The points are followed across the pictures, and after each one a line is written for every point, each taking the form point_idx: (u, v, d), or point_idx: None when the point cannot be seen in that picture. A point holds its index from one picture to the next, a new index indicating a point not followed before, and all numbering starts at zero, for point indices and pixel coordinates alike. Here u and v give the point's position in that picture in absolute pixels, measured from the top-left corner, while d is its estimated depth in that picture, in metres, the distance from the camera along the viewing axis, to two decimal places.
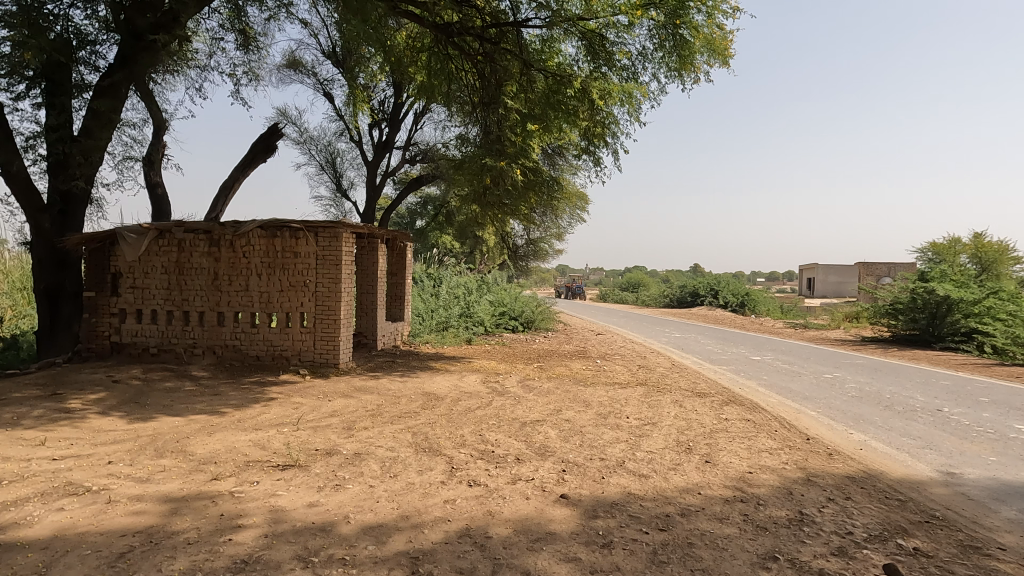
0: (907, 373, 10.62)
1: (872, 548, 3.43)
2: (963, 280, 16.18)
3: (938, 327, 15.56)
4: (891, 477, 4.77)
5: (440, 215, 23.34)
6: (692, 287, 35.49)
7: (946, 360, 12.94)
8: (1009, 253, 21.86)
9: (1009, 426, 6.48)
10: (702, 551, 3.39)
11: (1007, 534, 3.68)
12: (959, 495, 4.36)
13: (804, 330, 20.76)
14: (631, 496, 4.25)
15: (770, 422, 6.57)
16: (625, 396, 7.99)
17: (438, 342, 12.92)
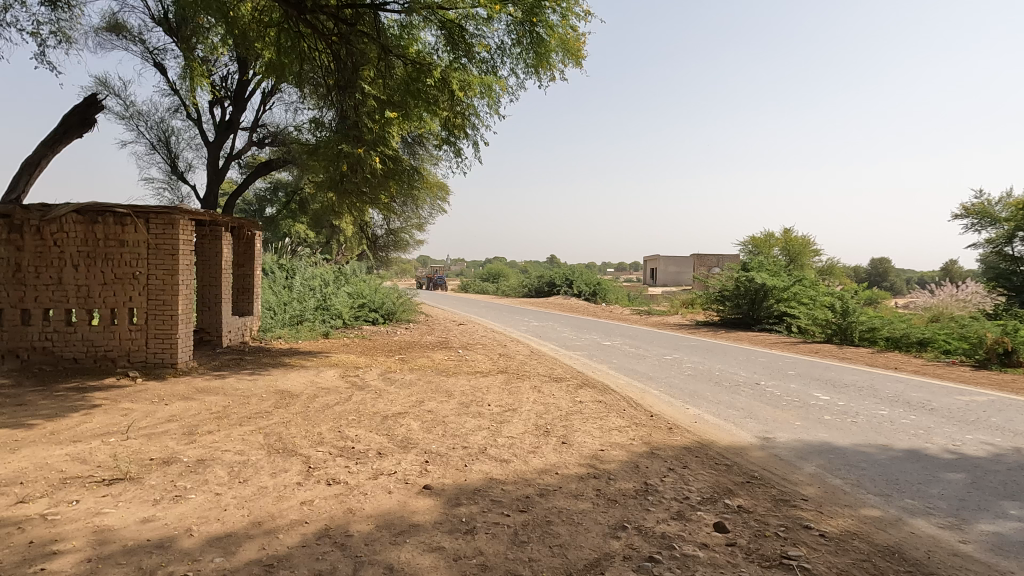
0: (732, 352, 11.99)
1: (704, 509, 3.84)
2: (776, 270, 18.56)
3: (757, 311, 17.74)
4: (720, 445, 5.36)
5: (293, 202, 22.05)
6: (549, 277, 36.96)
7: (763, 340, 14.79)
8: (810, 248, 25.48)
9: (810, 394, 7.57)
10: (559, 528, 3.56)
11: (808, 486, 4.31)
12: (772, 457, 5.02)
13: (648, 316, 22.58)
14: (493, 481, 4.35)
15: (618, 403, 7.07)
16: (486, 384, 8.14)
17: (292, 337, 12.20)
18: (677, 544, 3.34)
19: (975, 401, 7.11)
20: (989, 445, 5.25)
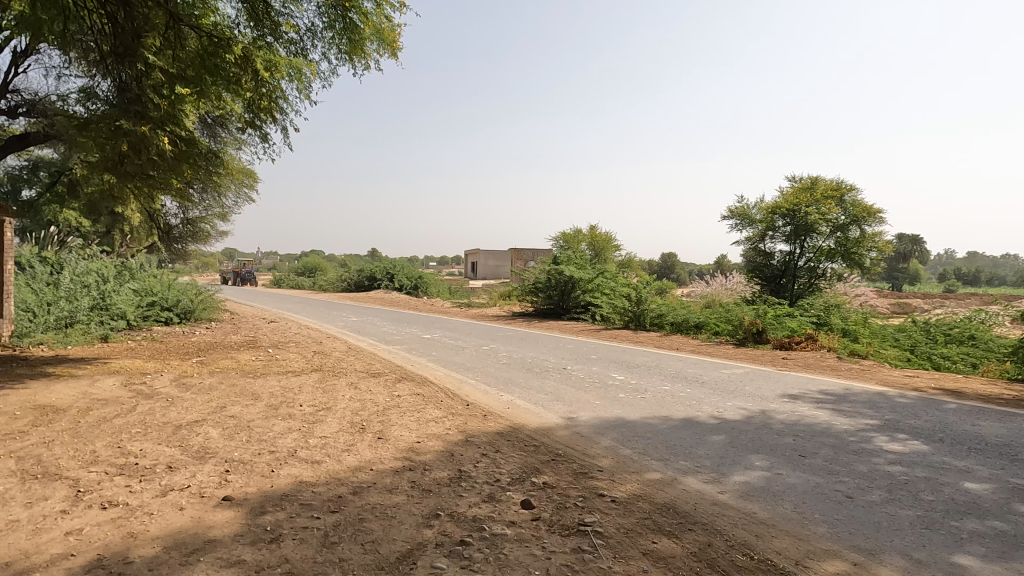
0: (544, 340, 12.82)
1: (513, 489, 4.06)
2: (582, 263, 20.18)
3: (566, 301, 19.15)
4: (529, 427, 5.71)
5: (59, 184, 18.74)
6: (369, 270, 36.05)
7: (571, 328, 16.02)
8: (612, 243, 28.06)
9: (609, 375, 8.38)
10: (372, 524, 3.52)
11: (604, 458, 4.77)
12: (575, 435, 5.48)
13: (469, 309, 23.16)
14: (302, 484, 4.16)
15: (436, 394, 7.17)
16: (298, 384, 7.71)
17: (58, 342, 10.41)
18: (487, 525, 3.49)
19: (735, 374, 8.44)
20: (743, 410, 6.28)
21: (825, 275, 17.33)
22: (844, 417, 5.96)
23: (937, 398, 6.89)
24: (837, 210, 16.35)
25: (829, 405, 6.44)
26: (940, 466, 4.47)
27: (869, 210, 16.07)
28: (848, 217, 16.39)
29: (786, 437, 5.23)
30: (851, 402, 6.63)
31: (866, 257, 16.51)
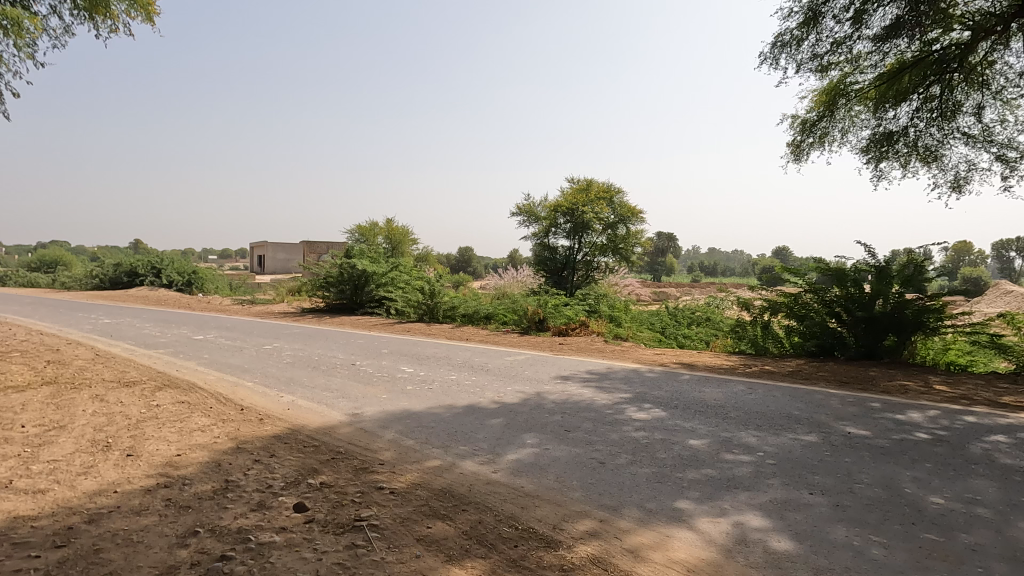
0: (333, 336, 12.36)
1: (286, 494, 3.86)
2: (376, 256, 19.86)
3: (359, 296, 18.69)
4: (310, 428, 5.48)
5: None
6: (129, 265, 31.22)
7: (364, 323, 15.68)
8: (409, 236, 27.96)
9: (398, 368, 8.39)
10: (112, 553, 3.08)
11: (386, 451, 4.77)
12: (358, 431, 5.39)
13: (252, 306, 21.35)
14: (18, 519, 3.47)
15: (205, 401, 6.50)
16: (20, 401, 6.39)
17: None
18: (254, 535, 3.27)
19: (517, 360, 9.04)
20: (521, 393, 6.76)
21: (599, 267, 19.34)
22: (604, 392, 6.76)
23: (676, 371, 8.16)
24: (608, 210, 18.35)
25: (593, 383, 7.25)
26: (672, 428, 5.30)
27: (633, 210, 18.30)
28: (617, 216, 18.49)
29: (555, 415, 5.76)
30: (611, 379, 7.54)
31: (631, 251, 18.80)
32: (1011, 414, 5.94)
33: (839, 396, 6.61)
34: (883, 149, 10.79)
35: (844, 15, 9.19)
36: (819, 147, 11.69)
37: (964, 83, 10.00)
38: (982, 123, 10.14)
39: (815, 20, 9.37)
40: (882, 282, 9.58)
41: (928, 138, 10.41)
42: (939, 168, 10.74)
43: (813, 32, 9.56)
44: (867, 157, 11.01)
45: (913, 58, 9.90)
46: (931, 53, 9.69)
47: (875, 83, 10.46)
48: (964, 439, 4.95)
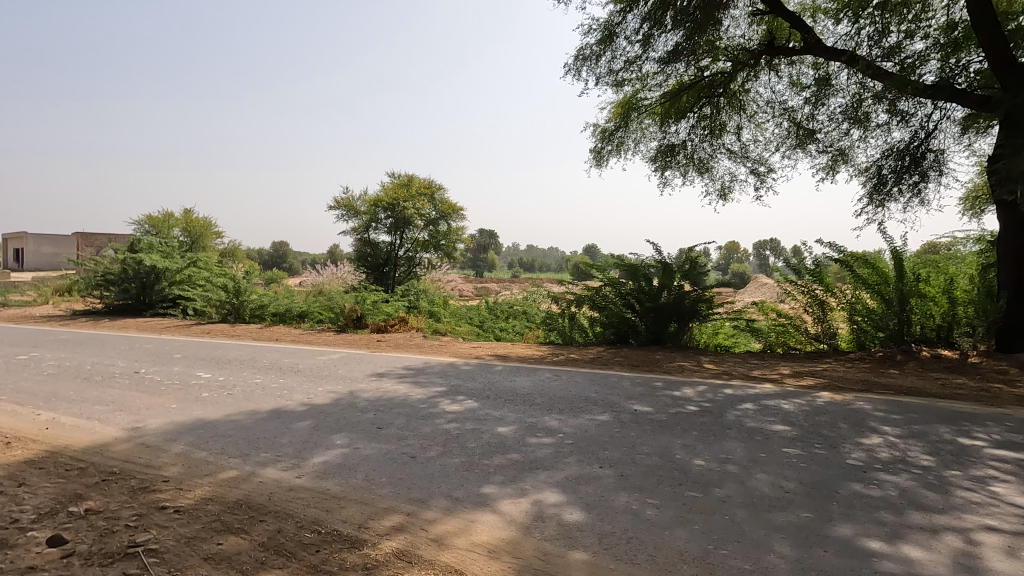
0: (113, 342, 10.77)
1: (38, 528, 3.28)
2: (169, 251, 17.71)
3: (148, 296, 16.52)
4: (76, 448, 4.72)
5: None
6: None
7: (154, 326, 13.90)
8: (212, 229, 25.30)
9: (193, 374, 7.58)
10: None
11: (173, 467, 4.29)
12: (139, 446, 4.77)
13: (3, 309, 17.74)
14: None
15: None
16: None
17: None
18: None
19: (331, 359, 8.68)
20: (333, 393, 6.52)
21: (421, 263, 19.29)
22: (419, 387, 6.78)
23: (490, 363, 8.48)
24: (428, 205, 18.37)
25: (409, 379, 7.24)
26: (483, 417, 5.50)
27: (453, 207, 18.54)
28: (438, 212, 18.59)
29: (368, 413, 5.64)
30: (427, 374, 7.60)
31: (453, 248, 19.02)
32: (757, 385, 7.16)
33: (629, 378, 7.40)
34: (667, 159, 12.25)
35: (634, 37, 10.23)
36: (616, 154, 12.90)
37: (726, 106, 11.74)
38: (740, 142, 12.01)
39: (611, 38, 10.31)
40: (667, 277, 10.90)
41: (701, 151, 12.04)
42: (709, 177, 12.49)
43: (609, 49, 10.51)
44: (655, 166, 12.42)
45: (689, 81, 11.38)
46: (702, 78, 11.21)
47: (660, 100, 11.83)
48: (722, 409, 5.84)
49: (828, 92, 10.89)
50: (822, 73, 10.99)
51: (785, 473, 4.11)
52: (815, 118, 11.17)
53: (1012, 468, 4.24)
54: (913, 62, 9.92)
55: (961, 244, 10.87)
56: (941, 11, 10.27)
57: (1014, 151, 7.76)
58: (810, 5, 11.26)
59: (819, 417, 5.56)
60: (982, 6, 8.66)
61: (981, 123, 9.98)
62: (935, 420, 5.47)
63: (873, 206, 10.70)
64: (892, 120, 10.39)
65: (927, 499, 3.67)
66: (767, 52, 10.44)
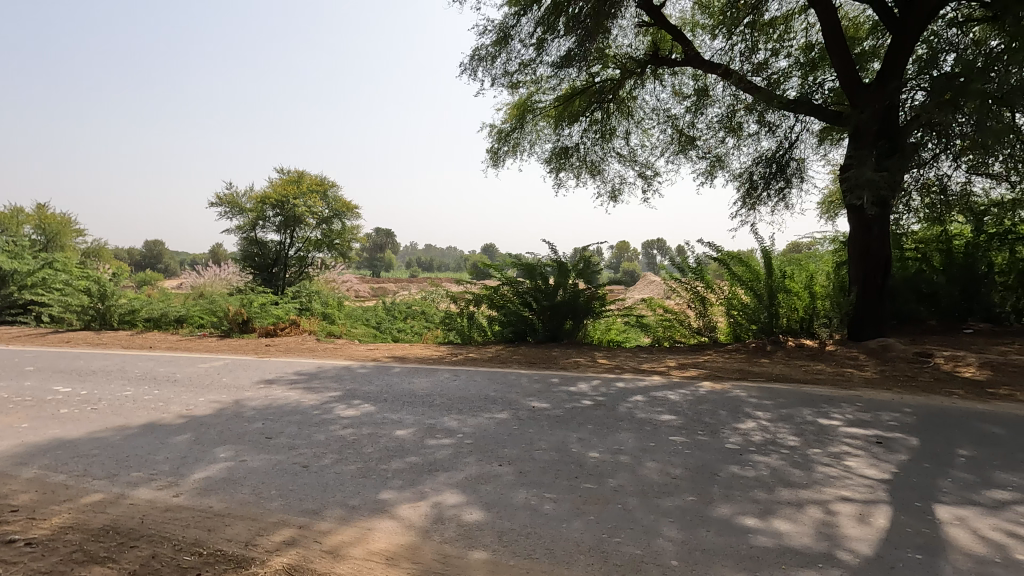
0: None
1: None
2: (18, 250, 15.69)
3: None
4: None
5: None
6: None
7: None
8: (72, 227, 22.74)
9: (48, 389, 6.77)
10: None
11: (23, 494, 3.80)
12: None
13: None
14: None
15: None
16: None
17: None
18: None
19: (214, 367, 8.10)
20: (216, 403, 6.08)
21: (313, 264, 18.43)
22: (312, 393, 6.49)
23: (387, 365, 8.30)
24: (321, 204, 17.53)
25: (301, 384, 6.91)
26: (380, 421, 5.37)
27: (347, 205, 17.83)
28: (331, 211, 17.82)
29: (256, 423, 5.32)
30: (320, 378, 7.29)
31: (347, 247, 18.37)
32: (646, 377, 7.55)
33: (527, 375, 7.53)
34: (562, 161, 12.60)
35: (528, 41, 10.42)
36: (512, 155, 13.07)
37: (616, 111, 12.27)
38: (628, 146, 12.61)
39: (506, 40, 10.43)
40: (562, 276, 11.22)
41: (593, 154, 12.50)
42: (601, 180, 13.00)
43: (505, 51, 10.63)
44: (550, 167, 12.72)
45: (581, 86, 11.77)
46: (593, 83, 11.65)
47: (554, 103, 12.14)
48: (615, 402, 6.10)
49: (706, 102, 11.70)
50: (701, 84, 11.80)
51: (673, 460, 4.36)
52: (695, 126, 11.96)
53: (862, 444, 4.77)
54: (778, 78, 10.90)
55: (820, 244, 12.07)
56: (800, 34, 11.37)
57: (860, 162, 8.75)
58: (689, 20, 12.05)
59: (701, 406, 5.96)
60: (833, 32, 9.69)
61: (834, 135, 11.16)
62: (800, 404, 6.04)
63: (746, 209, 11.63)
64: (761, 130, 11.35)
65: (794, 476, 4.04)
66: (652, 62, 11.04)
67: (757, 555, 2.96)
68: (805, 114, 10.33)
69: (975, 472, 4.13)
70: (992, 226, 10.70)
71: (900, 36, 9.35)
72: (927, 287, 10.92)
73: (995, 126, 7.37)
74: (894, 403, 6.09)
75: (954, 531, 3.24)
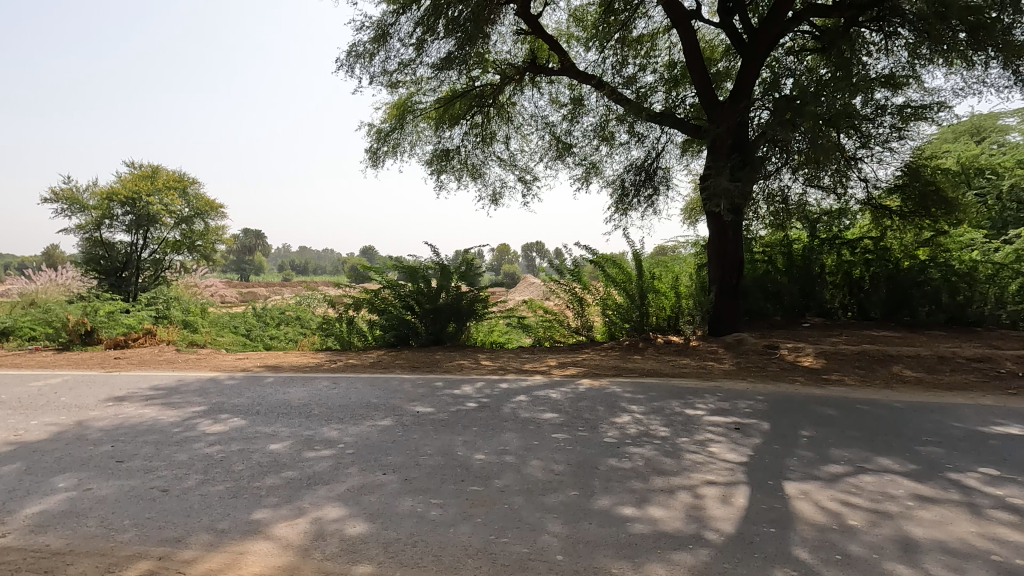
0: None
1: None
2: None
3: None
4: None
5: None
6: None
7: None
8: None
9: None
10: None
11: None
12: None
13: None
14: None
15: None
16: None
17: None
18: None
19: (49, 385, 7.12)
20: (52, 426, 5.34)
21: (171, 267, 16.87)
22: (172, 409, 5.91)
23: (260, 375, 7.76)
24: (180, 202, 16.08)
25: (158, 400, 6.27)
26: (251, 436, 5.01)
27: (211, 204, 16.50)
28: (191, 209, 16.36)
29: (103, 446, 4.75)
30: (182, 393, 6.66)
31: (211, 249, 17.00)
32: (529, 377, 7.72)
33: (411, 380, 7.39)
34: (443, 163, 12.54)
35: (407, 41, 10.27)
36: (392, 156, 12.80)
37: (496, 116, 12.43)
38: (508, 150, 12.84)
39: (385, 38, 10.20)
40: (445, 278, 11.17)
41: (474, 157, 12.58)
42: (482, 183, 13.11)
43: (383, 49, 10.38)
44: (431, 169, 12.62)
45: (462, 89, 11.79)
46: (474, 87, 11.72)
47: (434, 105, 12.06)
48: (499, 403, 6.17)
49: (582, 111, 12.21)
50: (576, 93, 12.28)
51: (556, 457, 4.49)
52: (571, 133, 12.43)
53: (723, 430, 5.21)
54: (646, 92, 11.63)
55: (683, 247, 13.05)
56: (665, 52, 12.21)
57: (717, 172, 9.57)
58: (565, 32, 12.51)
59: (581, 402, 6.20)
60: (693, 52, 10.53)
61: (695, 147, 12.10)
62: (669, 396, 6.47)
63: (619, 214, 12.26)
64: (631, 140, 12.03)
65: (666, 465, 4.31)
66: (530, 69, 11.33)
67: (635, 543, 3.11)
68: (670, 127, 11.10)
69: (815, 449, 4.66)
70: (823, 232, 12.07)
71: (748, 60, 10.37)
72: (773, 286, 12.18)
73: (825, 143, 8.40)
74: (748, 392, 6.72)
75: (800, 504, 3.62)
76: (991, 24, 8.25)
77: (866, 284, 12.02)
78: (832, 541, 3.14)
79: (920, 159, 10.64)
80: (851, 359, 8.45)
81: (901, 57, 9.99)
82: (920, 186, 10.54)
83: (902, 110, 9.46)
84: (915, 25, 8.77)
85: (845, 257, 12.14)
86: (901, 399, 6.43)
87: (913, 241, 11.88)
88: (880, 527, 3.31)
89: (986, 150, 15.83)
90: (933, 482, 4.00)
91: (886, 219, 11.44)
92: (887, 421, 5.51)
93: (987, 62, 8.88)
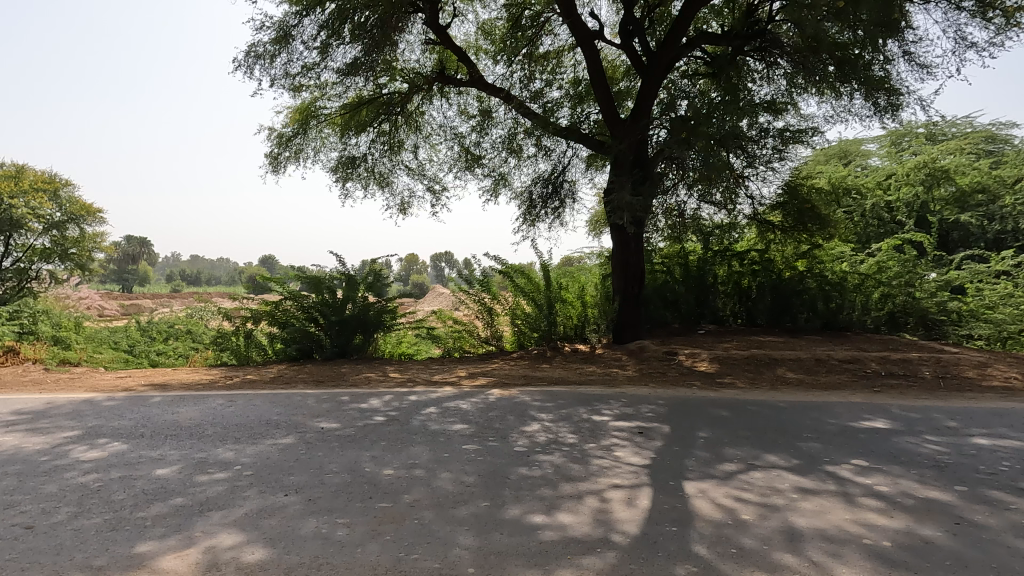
0: None
1: None
2: None
3: None
4: None
5: None
6: None
7: None
8: None
9: None
10: None
11: None
12: None
13: None
14: None
15: None
16: None
17: None
18: None
19: None
20: None
21: (38, 276, 15.14)
22: (39, 435, 5.30)
23: (145, 395, 7.13)
24: (49, 205, 14.53)
25: (20, 427, 5.59)
26: (134, 461, 4.59)
27: (87, 207, 15.01)
28: (64, 214, 14.81)
29: None
30: (50, 417, 5.97)
31: (87, 257, 15.44)
32: (437, 389, 7.63)
33: (314, 395, 7.07)
34: (348, 170, 12.22)
35: (311, 44, 9.94)
36: (294, 161, 12.31)
37: (404, 125, 12.28)
38: (416, 159, 12.72)
39: (287, 40, 9.81)
40: (352, 289, 10.84)
41: (381, 165, 12.35)
42: (389, 191, 12.91)
43: (285, 51, 9.99)
44: (335, 176, 12.28)
45: (368, 96, 11.61)
46: (381, 95, 11.57)
47: (340, 110, 11.76)
48: (408, 416, 6.04)
49: (490, 123, 12.34)
50: (484, 105, 12.42)
51: (465, 468, 4.45)
52: (480, 145, 12.52)
53: (627, 435, 5.40)
54: (552, 106, 11.92)
55: (588, 258, 13.45)
56: (570, 69, 12.61)
57: (620, 187, 9.97)
58: (473, 44, 12.63)
59: (491, 412, 6.20)
60: (596, 70, 10.95)
61: (598, 161, 12.55)
62: (576, 403, 6.63)
63: (527, 225, 12.46)
64: (538, 153, 12.30)
65: (574, 471, 4.40)
66: (438, 79, 11.33)
67: (545, 550, 3.15)
68: (575, 141, 11.47)
69: (711, 450, 4.94)
70: (715, 244, 12.90)
71: (647, 80, 10.90)
72: (671, 295, 12.90)
73: (716, 161, 8.95)
74: (650, 397, 7.00)
75: (698, 502, 3.82)
76: (855, 59, 9.20)
77: (753, 293, 12.95)
78: (727, 536, 3.33)
79: (798, 179, 11.64)
80: (741, 363, 9.05)
81: (780, 85, 10.87)
82: (799, 204, 11.52)
83: (782, 133, 10.31)
84: (793, 56, 9.61)
85: (735, 268, 13.06)
86: (785, 399, 6.96)
87: (793, 253, 12.94)
88: (768, 520, 3.54)
89: (853, 171, 17.56)
90: (813, 475, 4.36)
91: (770, 233, 12.40)
92: (772, 420, 5.94)
93: (852, 93, 9.86)
